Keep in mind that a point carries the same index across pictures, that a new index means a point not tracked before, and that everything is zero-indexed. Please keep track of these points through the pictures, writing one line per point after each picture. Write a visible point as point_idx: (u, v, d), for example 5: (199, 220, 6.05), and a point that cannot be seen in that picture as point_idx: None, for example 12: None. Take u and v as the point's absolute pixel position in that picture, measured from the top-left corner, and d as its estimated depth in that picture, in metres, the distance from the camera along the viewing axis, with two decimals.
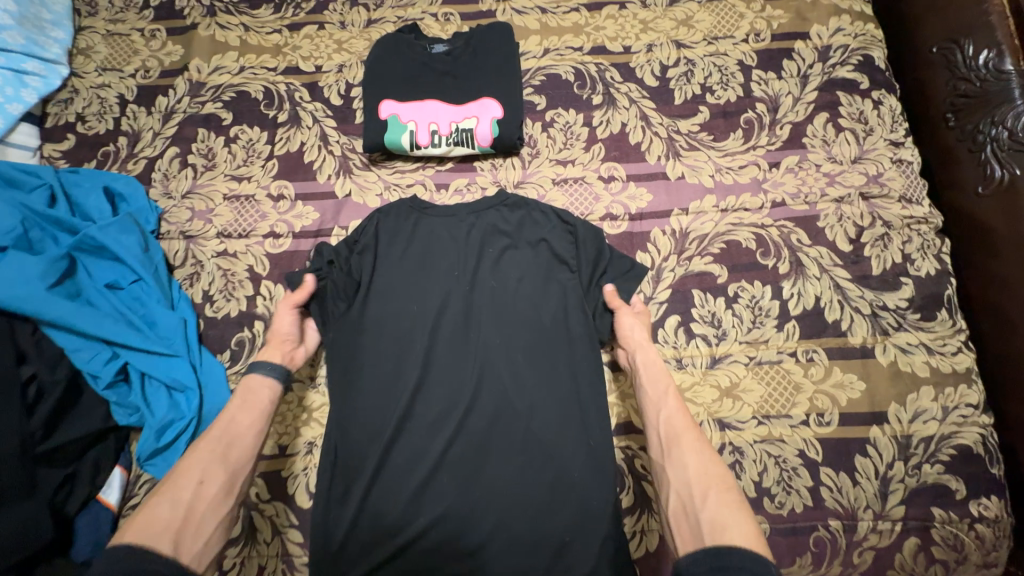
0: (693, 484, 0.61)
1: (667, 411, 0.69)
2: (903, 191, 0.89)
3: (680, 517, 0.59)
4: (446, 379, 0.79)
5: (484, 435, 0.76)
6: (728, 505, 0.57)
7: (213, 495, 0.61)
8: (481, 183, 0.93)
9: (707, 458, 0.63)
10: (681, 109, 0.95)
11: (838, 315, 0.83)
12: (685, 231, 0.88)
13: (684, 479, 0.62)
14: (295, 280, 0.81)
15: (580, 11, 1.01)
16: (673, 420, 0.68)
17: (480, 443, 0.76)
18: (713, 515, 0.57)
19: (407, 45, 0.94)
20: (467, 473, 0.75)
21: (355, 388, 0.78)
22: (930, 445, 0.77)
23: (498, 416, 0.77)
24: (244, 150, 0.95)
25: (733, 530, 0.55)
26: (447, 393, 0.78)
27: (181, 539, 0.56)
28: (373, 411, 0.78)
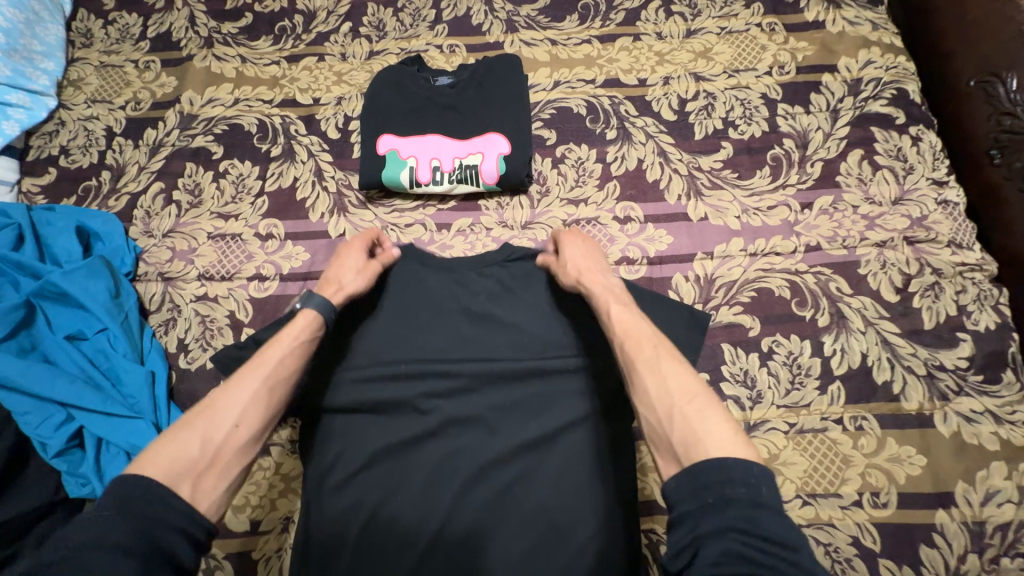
0: (659, 402, 0.52)
1: (618, 331, 0.60)
2: (952, 235, 0.81)
3: (656, 438, 0.50)
4: (448, 442, 0.70)
5: (490, 511, 0.66)
6: (699, 413, 0.49)
7: (244, 441, 0.53)
8: (486, 223, 0.86)
9: (663, 368, 0.54)
10: (702, 144, 0.88)
11: (888, 375, 0.73)
12: (710, 278, 0.80)
13: (655, 392, 0.53)
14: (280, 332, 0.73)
15: (592, 43, 0.96)
16: (623, 341, 0.59)
17: (483, 520, 0.66)
18: (685, 431, 0.48)
19: (409, 77, 0.89)
20: (468, 557, 0.64)
21: (347, 451, 0.70)
22: (1008, 534, 0.66)
23: (507, 488, 0.67)
24: (234, 186, 0.89)
25: (706, 441, 0.47)
26: (448, 457, 0.69)
27: (200, 482, 0.49)
28: (363, 478, 0.68)
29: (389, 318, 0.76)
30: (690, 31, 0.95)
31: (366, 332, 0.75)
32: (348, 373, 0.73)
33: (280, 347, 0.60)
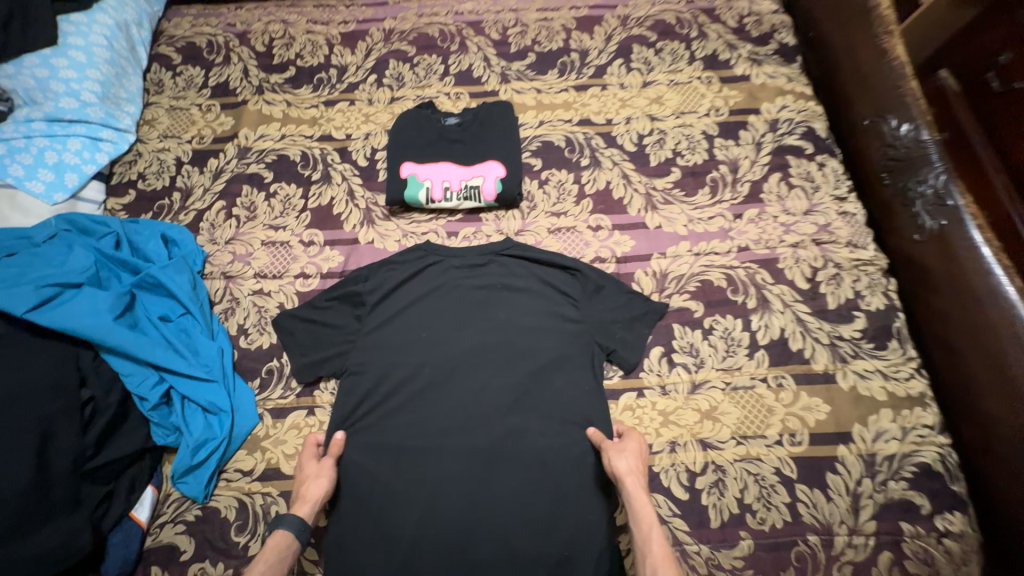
0: None
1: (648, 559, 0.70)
2: (850, 237, 1.04)
3: None
4: (462, 406, 0.90)
5: (495, 460, 0.87)
6: None
7: None
8: (487, 231, 1.07)
9: None
10: (656, 169, 1.12)
11: (800, 344, 0.94)
12: (664, 272, 1.02)
13: None
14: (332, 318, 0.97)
15: (569, 91, 1.21)
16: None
17: (488, 468, 0.86)
18: None
19: (425, 118, 1.13)
20: (476, 493, 0.85)
21: (385, 409, 0.91)
22: (894, 462, 0.86)
23: (507, 442, 0.88)
24: (282, 204, 1.10)
25: None
26: (462, 417, 0.90)
27: None
28: (396, 431, 0.89)
29: (414, 308, 0.98)
30: (646, 83, 1.21)
31: (392, 317, 0.97)
32: (385, 349, 0.95)
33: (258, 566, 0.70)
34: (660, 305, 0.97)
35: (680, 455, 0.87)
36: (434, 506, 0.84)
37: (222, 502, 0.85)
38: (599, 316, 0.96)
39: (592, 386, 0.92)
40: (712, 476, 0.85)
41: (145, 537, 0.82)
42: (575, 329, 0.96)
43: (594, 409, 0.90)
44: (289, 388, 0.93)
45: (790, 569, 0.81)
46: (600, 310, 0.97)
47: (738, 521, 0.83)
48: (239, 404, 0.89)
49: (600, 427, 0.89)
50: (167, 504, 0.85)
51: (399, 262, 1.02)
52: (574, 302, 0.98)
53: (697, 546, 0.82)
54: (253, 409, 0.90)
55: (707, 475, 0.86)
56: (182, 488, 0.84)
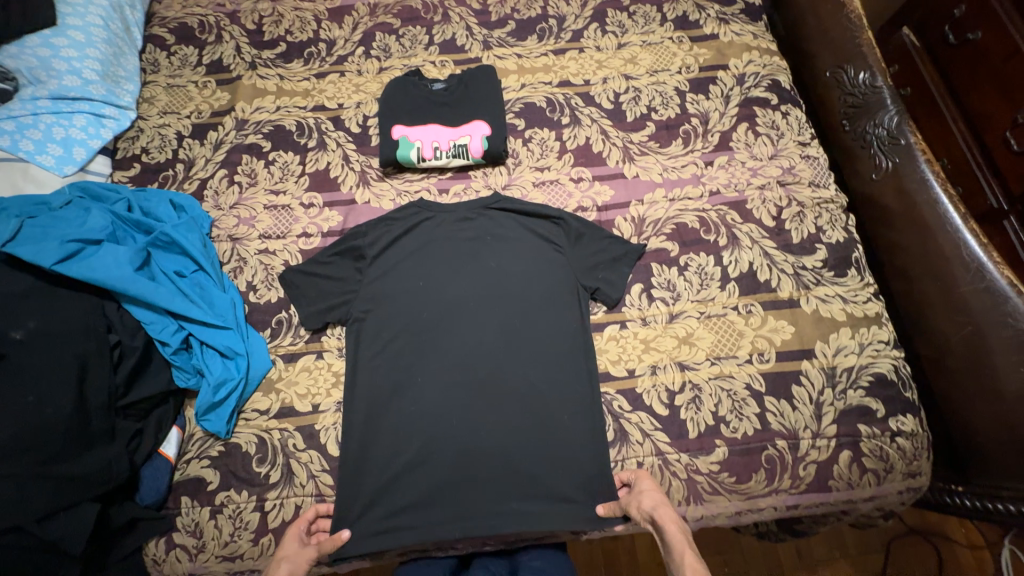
0: None
1: None
2: (812, 178, 1.12)
3: None
4: (461, 347, 0.98)
5: (494, 393, 0.95)
6: None
7: None
8: (475, 188, 1.14)
9: None
10: (632, 124, 1.19)
11: (767, 275, 1.03)
12: (642, 217, 1.10)
13: None
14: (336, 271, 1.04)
15: (548, 56, 1.28)
16: None
17: (489, 399, 0.94)
18: None
19: (412, 84, 1.19)
20: (478, 422, 0.93)
21: (388, 351, 0.99)
22: (852, 374, 0.95)
23: (504, 376, 0.96)
24: (281, 171, 1.16)
25: None
26: (462, 356, 0.98)
27: None
28: (402, 371, 0.97)
29: (410, 261, 1.06)
30: (620, 45, 1.28)
31: (390, 269, 1.05)
32: (386, 298, 1.02)
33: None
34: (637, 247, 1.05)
35: (660, 377, 0.96)
36: (437, 434, 0.92)
37: (243, 438, 0.92)
38: (582, 259, 1.05)
39: (579, 324, 1.00)
40: (690, 393, 0.94)
41: (174, 471, 0.89)
42: (561, 273, 1.04)
43: (582, 345, 0.99)
44: (299, 335, 1.01)
45: (761, 470, 0.90)
46: (582, 254, 1.05)
47: (714, 431, 0.92)
48: (254, 349, 0.97)
49: (587, 358, 0.97)
50: (193, 442, 0.92)
51: (394, 219, 1.09)
52: (560, 248, 1.07)
53: (677, 454, 0.91)
54: (266, 354, 0.97)
55: (685, 393, 0.94)
56: (205, 425, 0.92)
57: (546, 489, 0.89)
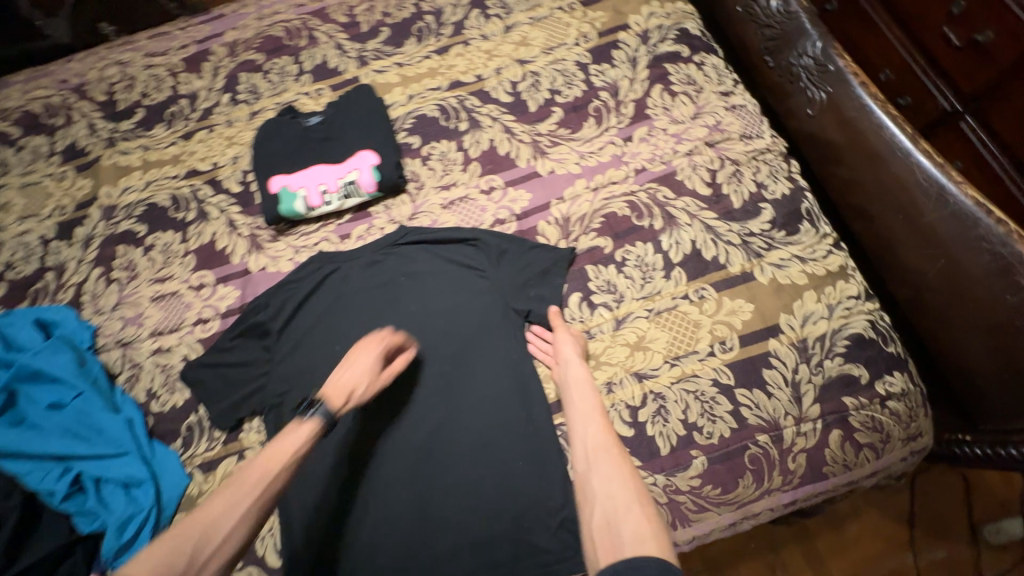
0: (615, 501, 0.67)
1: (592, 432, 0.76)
2: (743, 130, 1.00)
3: (604, 534, 0.64)
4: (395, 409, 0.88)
5: (438, 454, 0.84)
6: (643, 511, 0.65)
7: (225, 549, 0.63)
8: (379, 224, 1.02)
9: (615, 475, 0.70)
10: (537, 114, 1.07)
11: (714, 251, 0.91)
12: (566, 217, 0.98)
13: (608, 495, 0.68)
14: (239, 357, 0.92)
15: (432, 58, 1.14)
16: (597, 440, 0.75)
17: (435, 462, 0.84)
18: (630, 527, 0.63)
19: (285, 125, 1.06)
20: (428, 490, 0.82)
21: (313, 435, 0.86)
22: (826, 342, 0.85)
23: (446, 432, 0.85)
24: (162, 254, 1.03)
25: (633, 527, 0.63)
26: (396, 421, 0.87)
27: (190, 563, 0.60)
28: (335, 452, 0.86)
29: (321, 325, 0.94)
30: (508, 28, 1.15)
31: (301, 340, 0.93)
32: (301, 374, 0.90)
33: (217, 508, 0.64)
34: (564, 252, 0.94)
35: (618, 394, 0.85)
36: (384, 517, 0.81)
37: None
38: (510, 280, 0.93)
39: (520, 354, 0.89)
40: (654, 405, 0.83)
41: None
42: (490, 302, 0.92)
43: (527, 377, 0.87)
44: (213, 438, 0.89)
45: (747, 474, 0.80)
46: (508, 275, 0.93)
47: (687, 441, 0.82)
48: (163, 468, 0.85)
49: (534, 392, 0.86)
50: None
51: (295, 281, 0.97)
52: (482, 274, 0.94)
53: (652, 477, 0.80)
54: (179, 470, 0.86)
55: (648, 405, 0.84)
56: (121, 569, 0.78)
57: (516, 553, 0.78)
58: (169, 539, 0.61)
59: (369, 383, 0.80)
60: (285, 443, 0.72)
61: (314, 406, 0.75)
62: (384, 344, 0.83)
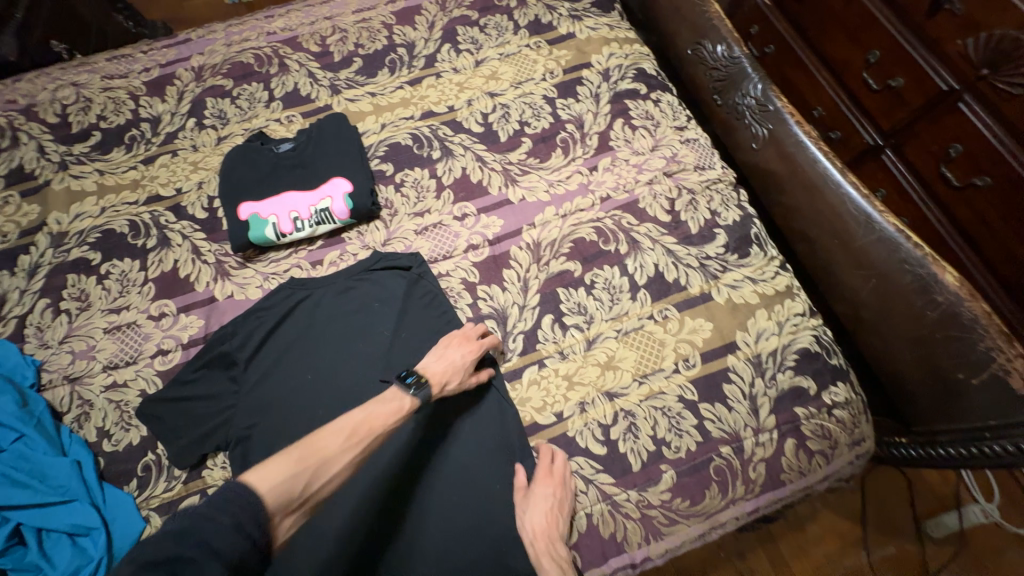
0: None
1: None
2: (697, 161, 1.09)
3: None
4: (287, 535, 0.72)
5: (402, 537, 0.78)
6: None
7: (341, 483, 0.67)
8: (352, 250, 1.02)
9: None
10: (507, 144, 1.12)
11: (675, 273, 0.98)
12: (537, 242, 1.02)
13: None
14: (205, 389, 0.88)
15: (404, 88, 1.17)
16: None
17: (406, 548, 0.77)
18: None
19: (255, 150, 1.05)
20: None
21: None
22: (778, 357, 0.92)
23: (374, 524, 0.78)
24: (119, 283, 0.98)
25: None
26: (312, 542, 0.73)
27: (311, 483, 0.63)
28: None
29: (290, 353, 0.91)
30: (478, 62, 1.20)
31: (268, 369, 0.90)
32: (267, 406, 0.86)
33: (335, 443, 0.67)
34: (418, 259, 0.99)
35: (591, 413, 0.88)
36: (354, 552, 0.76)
37: None
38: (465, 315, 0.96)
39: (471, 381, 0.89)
40: (624, 423, 0.87)
41: None
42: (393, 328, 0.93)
43: (450, 420, 0.86)
44: (173, 477, 0.84)
45: (713, 485, 0.84)
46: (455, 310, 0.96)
47: (657, 457, 0.85)
48: (115, 513, 0.80)
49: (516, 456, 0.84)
50: None
51: (265, 308, 0.94)
52: (409, 300, 0.96)
53: (624, 493, 0.83)
54: (133, 513, 0.81)
55: (619, 423, 0.87)
56: None
57: None
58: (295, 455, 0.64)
59: (459, 379, 0.83)
60: (384, 407, 0.74)
61: (420, 385, 0.78)
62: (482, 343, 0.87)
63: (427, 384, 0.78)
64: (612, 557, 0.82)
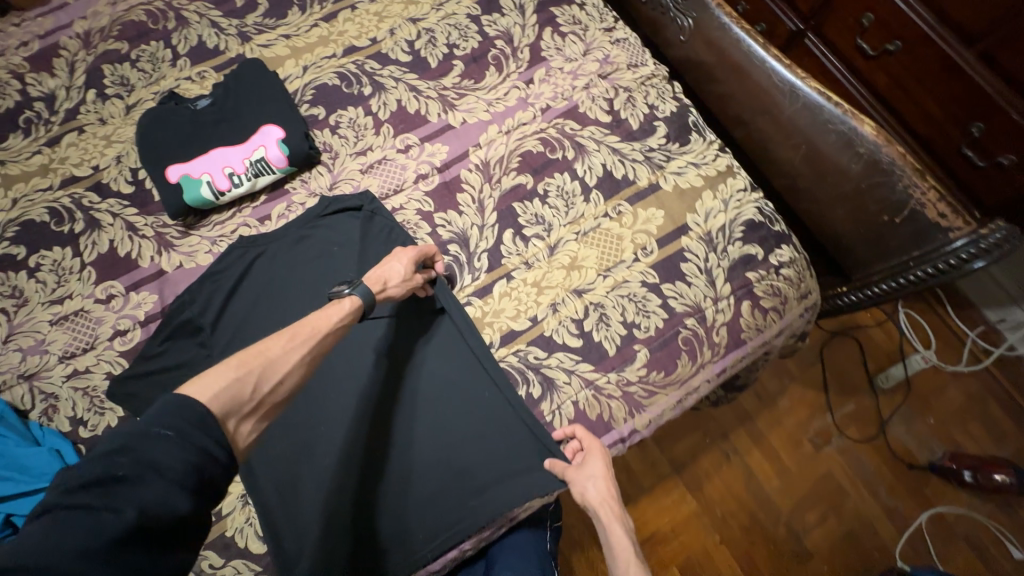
0: None
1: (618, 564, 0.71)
2: (629, 60, 1.10)
3: None
4: (297, 485, 0.80)
5: (398, 458, 0.82)
6: None
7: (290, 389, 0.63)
8: (299, 200, 0.99)
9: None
10: (438, 69, 1.08)
11: (622, 170, 1.01)
12: (486, 161, 1.02)
13: None
14: (174, 359, 0.86)
15: (320, 25, 1.11)
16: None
17: (404, 466, 0.82)
18: None
19: (170, 111, 0.98)
20: (425, 491, 0.81)
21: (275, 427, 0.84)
22: (726, 231, 0.97)
23: (371, 450, 0.82)
24: (53, 273, 0.92)
25: None
26: (316, 488, 0.80)
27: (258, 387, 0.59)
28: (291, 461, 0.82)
29: (255, 310, 0.90)
30: None
31: (237, 328, 0.88)
32: None
33: (279, 345, 0.64)
34: (367, 195, 0.98)
35: (564, 311, 0.92)
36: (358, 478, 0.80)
37: None
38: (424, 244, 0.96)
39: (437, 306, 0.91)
40: (596, 314, 0.92)
41: None
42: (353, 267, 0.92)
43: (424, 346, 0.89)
44: None
45: (683, 355, 0.91)
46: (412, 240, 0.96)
47: (630, 339, 0.91)
48: None
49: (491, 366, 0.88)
50: None
51: (219, 271, 0.91)
52: (364, 238, 0.95)
53: (605, 377, 0.89)
54: None
55: (590, 315, 0.92)
56: None
57: (486, 482, 0.82)
58: (235, 362, 0.59)
59: (401, 284, 0.83)
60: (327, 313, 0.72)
61: (355, 286, 0.78)
62: (421, 250, 0.87)
63: (363, 283, 0.78)
64: (604, 435, 0.88)
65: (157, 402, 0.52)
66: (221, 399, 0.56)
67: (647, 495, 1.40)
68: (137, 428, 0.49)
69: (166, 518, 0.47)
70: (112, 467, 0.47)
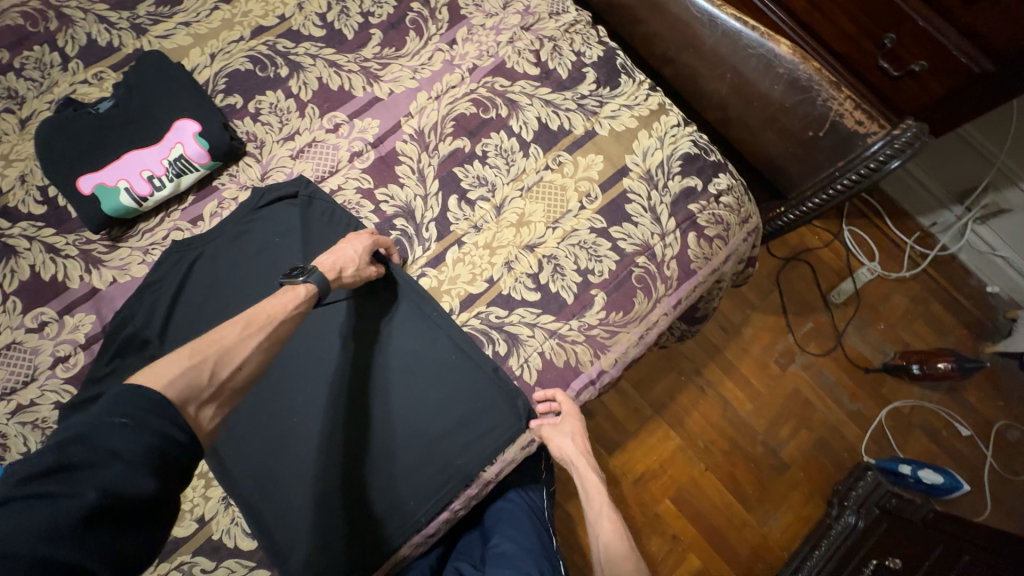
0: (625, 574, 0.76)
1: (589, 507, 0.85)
2: (550, 9, 1.08)
3: None
4: (277, 477, 0.80)
5: (374, 434, 0.82)
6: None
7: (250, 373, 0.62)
8: (231, 195, 0.94)
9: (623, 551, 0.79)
10: (356, 40, 1.04)
11: (557, 121, 1.00)
12: (420, 130, 0.99)
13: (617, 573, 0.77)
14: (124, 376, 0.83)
15: (221, 8, 1.04)
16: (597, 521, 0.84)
17: (381, 441, 0.82)
18: None
19: (69, 118, 0.91)
20: (407, 462, 0.82)
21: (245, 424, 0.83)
22: (665, 168, 0.99)
23: (346, 430, 0.82)
24: None
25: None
26: (296, 477, 0.80)
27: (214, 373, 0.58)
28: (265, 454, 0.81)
29: (202, 314, 0.87)
30: None
31: (185, 335, 0.85)
32: None
33: (235, 331, 0.63)
34: (302, 180, 0.94)
35: (518, 268, 0.93)
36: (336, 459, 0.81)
37: None
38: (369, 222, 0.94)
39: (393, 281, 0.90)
40: (550, 266, 0.93)
41: None
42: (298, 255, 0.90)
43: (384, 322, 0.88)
44: None
45: (638, 293, 0.94)
46: (356, 220, 0.94)
47: (586, 284, 0.93)
48: None
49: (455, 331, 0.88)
50: None
51: (158, 280, 0.88)
52: (306, 224, 0.92)
53: (567, 324, 0.91)
54: None
55: (545, 268, 0.93)
56: None
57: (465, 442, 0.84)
58: (187, 352, 0.57)
59: (356, 268, 0.82)
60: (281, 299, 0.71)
61: (309, 272, 0.76)
62: (375, 239, 0.86)
63: (316, 268, 0.77)
64: (574, 380, 0.90)
65: (106, 395, 0.51)
66: (177, 386, 0.54)
67: (632, 439, 1.46)
68: (90, 418, 0.48)
69: (130, 500, 0.46)
70: (69, 457, 0.46)
